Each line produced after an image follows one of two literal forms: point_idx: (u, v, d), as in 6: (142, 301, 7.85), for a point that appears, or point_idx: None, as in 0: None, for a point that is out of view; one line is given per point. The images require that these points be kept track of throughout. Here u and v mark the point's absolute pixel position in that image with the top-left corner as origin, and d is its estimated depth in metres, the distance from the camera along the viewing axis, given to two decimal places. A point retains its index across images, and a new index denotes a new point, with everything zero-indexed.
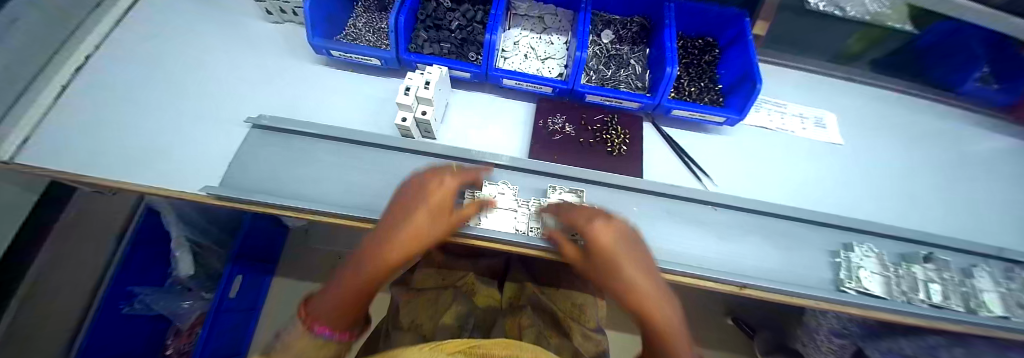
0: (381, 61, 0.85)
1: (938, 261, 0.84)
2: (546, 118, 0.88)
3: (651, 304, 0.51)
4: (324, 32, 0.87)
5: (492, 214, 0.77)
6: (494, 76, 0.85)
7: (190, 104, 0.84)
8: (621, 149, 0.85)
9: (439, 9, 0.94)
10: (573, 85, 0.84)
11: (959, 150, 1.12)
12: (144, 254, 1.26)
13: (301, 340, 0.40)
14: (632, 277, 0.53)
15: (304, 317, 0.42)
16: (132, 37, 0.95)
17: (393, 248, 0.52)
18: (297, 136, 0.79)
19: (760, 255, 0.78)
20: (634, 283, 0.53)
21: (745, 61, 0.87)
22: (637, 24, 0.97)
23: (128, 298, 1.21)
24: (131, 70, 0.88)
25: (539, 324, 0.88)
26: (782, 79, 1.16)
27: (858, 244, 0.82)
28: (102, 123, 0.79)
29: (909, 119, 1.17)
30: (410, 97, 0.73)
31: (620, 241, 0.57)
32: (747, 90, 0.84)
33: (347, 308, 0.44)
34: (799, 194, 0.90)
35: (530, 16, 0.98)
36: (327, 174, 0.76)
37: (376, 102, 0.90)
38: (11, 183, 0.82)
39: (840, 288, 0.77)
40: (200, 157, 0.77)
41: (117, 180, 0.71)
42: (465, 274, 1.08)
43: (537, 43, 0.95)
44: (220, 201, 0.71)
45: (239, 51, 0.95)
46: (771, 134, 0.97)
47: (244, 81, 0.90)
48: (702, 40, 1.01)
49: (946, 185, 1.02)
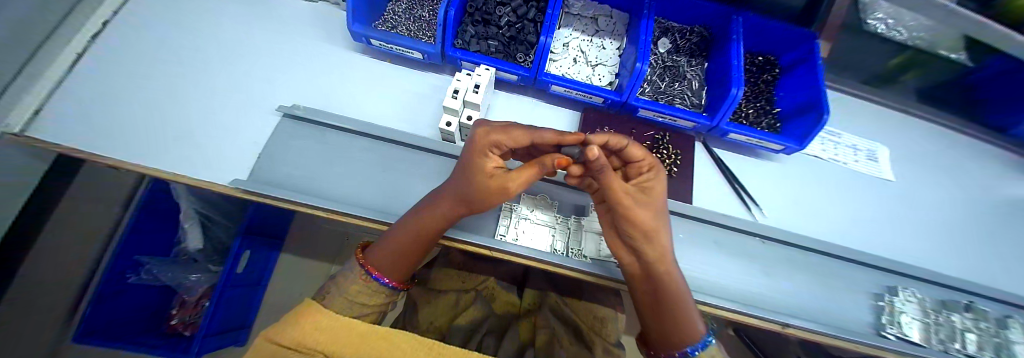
0: (423, 55, 0.79)
1: (979, 311, 0.81)
2: (592, 130, 0.84)
3: (672, 279, 0.50)
4: (364, 18, 0.81)
5: (531, 229, 0.73)
6: (543, 82, 0.79)
7: (215, 83, 0.79)
8: (672, 171, 0.81)
9: (490, 2, 0.89)
10: (627, 99, 0.79)
11: (1003, 193, 1.09)
12: (154, 222, 1.20)
13: (355, 284, 0.54)
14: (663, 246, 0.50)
15: (362, 262, 0.56)
16: (153, 3, 0.88)
17: (433, 223, 0.56)
18: (331, 131, 0.74)
19: (804, 294, 0.76)
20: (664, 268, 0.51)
21: (811, 88, 0.82)
22: (697, 34, 0.93)
23: (135, 268, 1.14)
24: (150, 40, 0.82)
25: (556, 327, 0.86)
26: (835, 103, 1.10)
27: (902, 288, 0.80)
28: (118, 97, 0.73)
29: (958, 157, 1.13)
30: (458, 101, 0.69)
31: (654, 213, 0.50)
32: (811, 119, 0.79)
33: (393, 263, 0.55)
34: (844, 230, 0.87)
35: (583, 16, 0.93)
36: (361, 174, 0.71)
37: (414, 97, 0.84)
38: (30, 153, 0.78)
39: (880, 333, 0.76)
40: (227, 145, 0.71)
41: (137, 163, 0.66)
42: (486, 279, 1.02)
43: (588, 46, 0.90)
44: (247, 195, 0.66)
45: (269, 29, 0.89)
46: (822, 163, 0.94)
47: (275, 62, 0.84)
48: (762, 58, 0.97)
49: (986, 230, 1.00)
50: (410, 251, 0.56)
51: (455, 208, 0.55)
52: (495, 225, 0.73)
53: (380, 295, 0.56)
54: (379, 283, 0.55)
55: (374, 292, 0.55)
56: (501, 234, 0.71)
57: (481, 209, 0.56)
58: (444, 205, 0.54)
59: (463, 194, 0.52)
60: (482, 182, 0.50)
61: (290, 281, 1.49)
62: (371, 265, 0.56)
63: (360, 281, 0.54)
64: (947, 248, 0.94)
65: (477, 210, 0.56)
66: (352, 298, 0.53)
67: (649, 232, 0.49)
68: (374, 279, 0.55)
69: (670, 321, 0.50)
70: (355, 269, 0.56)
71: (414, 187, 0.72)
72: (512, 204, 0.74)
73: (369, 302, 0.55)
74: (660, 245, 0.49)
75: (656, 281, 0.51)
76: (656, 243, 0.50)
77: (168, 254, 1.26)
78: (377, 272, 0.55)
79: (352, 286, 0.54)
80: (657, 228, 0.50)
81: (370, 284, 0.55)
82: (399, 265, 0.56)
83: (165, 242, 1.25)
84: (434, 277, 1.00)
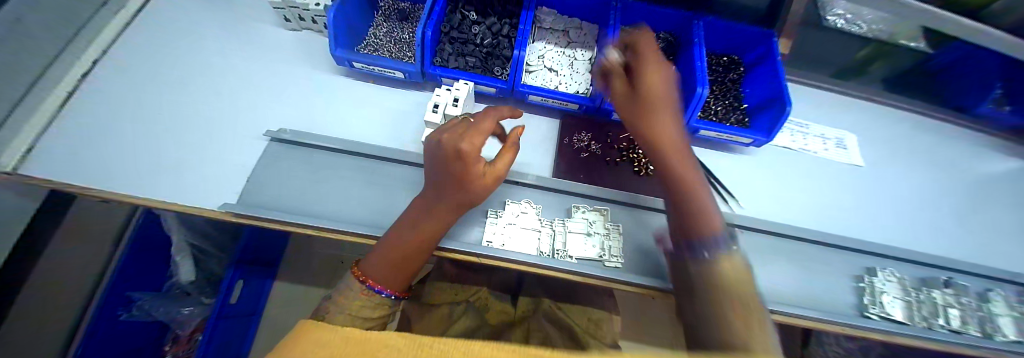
0: (404, 74, 0.84)
1: (957, 286, 0.83)
2: (571, 135, 0.89)
3: (676, 156, 0.63)
4: (346, 42, 0.86)
5: (517, 234, 0.75)
6: (520, 92, 0.84)
7: (204, 112, 0.82)
8: (648, 169, 0.86)
9: (465, 22, 0.94)
10: (600, 104, 0.84)
11: (972, 170, 1.13)
12: (145, 253, 1.17)
13: (357, 299, 0.55)
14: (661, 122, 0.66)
15: (359, 276, 0.56)
16: (142, 42, 0.92)
17: (430, 226, 0.58)
18: (318, 151, 0.77)
19: (786, 279, 0.78)
20: (668, 144, 0.65)
21: (773, 83, 0.88)
22: (663, 40, 0.98)
23: (127, 305, 1.11)
24: (140, 76, 0.85)
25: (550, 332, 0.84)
26: (804, 97, 1.15)
27: (881, 268, 0.83)
28: (110, 131, 0.76)
29: (926, 139, 1.17)
30: (438, 115, 0.73)
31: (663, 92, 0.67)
32: (775, 112, 0.84)
33: (392, 274, 0.56)
34: (820, 216, 0.90)
35: (555, 29, 0.99)
36: (348, 191, 0.74)
37: (397, 114, 0.87)
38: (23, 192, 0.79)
39: (864, 314, 0.78)
40: (217, 171, 0.74)
41: (127, 194, 0.68)
42: (478, 290, 1.01)
43: (561, 57, 0.95)
44: (238, 219, 0.68)
45: (255, 58, 0.93)
46: (793, 154, 0.98)
47: (262, 88, 0.88)
48: (727, 58, 1.02)
49: (958, 209, 1.03)
50: (409, 261, 0.57)
51: (454, 212, 0.59)
52: (481, 232, 0.75)
53: (381, 306, 0.57)
54: (381, 295, 0.56)
55: (375, 305, 0.56)
56: (488, 240, 0.73)
57: (460, 202, 0.58)
58: (434, 203, 0.58)
59: (456, 198, 0.57)
60: (472, 178, 0.55)
61: (284, 307, 1.46)
62: (370, 278, 0.56)
63: (362, 296, 0.55)
64: (921, 226, 0.97)
65: (456, 201, 0.57)
66: (356, 312, 0.54)
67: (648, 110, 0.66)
68: (377, 293, 0.55)
69: (693, 213, 0.57)
70: (354, 285, 0.56)
71: (400, 200, 0.74)
72: (497, 211, 0.76)
73: (371, 316, 0.56)
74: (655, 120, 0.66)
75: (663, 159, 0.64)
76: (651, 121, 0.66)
77: (161, 288, 1.24)
78: (378, 285, 0.56)
79: (356, 302, 0.54)
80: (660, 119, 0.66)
81: (371, 297, 0.55)
82: (395, 276, 0.57)
83: (154, 269, 1.21)
84: (427, 291, 0.99)
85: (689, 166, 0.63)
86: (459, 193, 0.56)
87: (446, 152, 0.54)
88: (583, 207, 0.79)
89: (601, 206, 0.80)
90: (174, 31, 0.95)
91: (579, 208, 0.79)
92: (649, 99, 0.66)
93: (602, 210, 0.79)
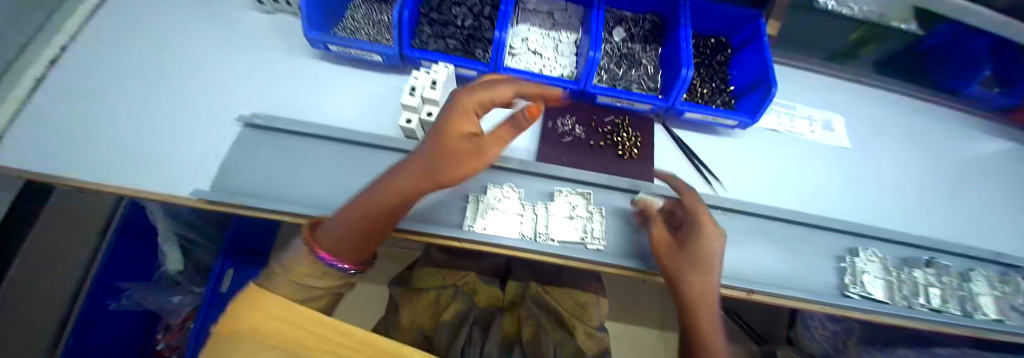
0: (382, 57, 0.82)
1: (938, 266, 0.84)
2: (555, 119, 0.88)
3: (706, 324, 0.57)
4: (321, 25, 0.83)
5: (500, 218, 0.74)
6: (502, 75, 0.83)
7: (177, 98, 0.80)
8: (633, 153, 0.85)
9: (445, 4, 0.92)
10: (585, 86, 0.83)
11: (958, 152, 1.13)
12: (131, 241, 1.16)
13: (300, 264, 0.46)
14: (707, 280, 0.58)
15: (310, 241, 0.48)
16: (112, 27, 0.89)
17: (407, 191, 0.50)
18: (294, 137, 0.75)
19: (767, 260, 0.78)
20: (700, 295, 0.58)
21: (759, 64, 0.87)
22: (649, 22, 0.96)
23: (115, 294, 1.11)
24: (110, 62, 0.83)
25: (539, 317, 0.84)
26: (793, 79, 1.13)
27: (863, 249, 0.83)
28: (79, 118, 0.73)
29: (914, 121, 1.16)
30: (416, 98, 0.71)
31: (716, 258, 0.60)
32: (761, 93, 0.84)
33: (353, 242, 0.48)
34: (804, 197, 0.90)
35: (539, 11, 0.97)
36: (325, 177, 0.72)
37: (377, 99, 0.85)
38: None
39: (845, 293, 0.78)
40: (191, 158, 0.72)
41: (98, 182, 0.66)
42: (466, 274, 1.00)
43: (544, 39, 0.93)
44: (215, 206, 0.67)
45: (229, 43, 0.91)
46: (779, 136, 0.98)
47: (236, 74, 0.85)
48: (714, 40, 1.01)
49: (944, 190, 1.03)
50: (375, 228, 0.50)
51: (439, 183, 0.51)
52: (463, 216, 0.74)
53: (327, 276, 0.48)
54: (329, 264, 0.47)
55: (323, 275, 0.48)
56: (470, 224, 0.72)
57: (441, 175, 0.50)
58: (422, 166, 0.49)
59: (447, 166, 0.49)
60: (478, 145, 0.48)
61: None
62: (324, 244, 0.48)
63: (306, 262, 0.46)
64: (905, 207, 0.97)
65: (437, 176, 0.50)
66: (299, 281, 0.45)
67: (696, 263, 0.59)
68: (324, 261, 0.46)
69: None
70: (301, 250, 0.47)
71: None
72: (480, 195, 0.75)
73: (315, 286, 0.47)
74: (704, 281, 0.58)
75: (692, 311, 0.58)
76: (700, 277, 0.59)
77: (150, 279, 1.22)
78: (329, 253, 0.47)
79: (298, 268, 0.46)
80: (704, 278, 0.59)
81: (317, 267, 0.47)
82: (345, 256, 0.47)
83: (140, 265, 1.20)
84: (416, 277, 0.99)
85: (712, 328, 0.57)
86: (457, 158, 0.48)
87: (463, 108, 0.49)
88: (566, 191, 0.79)
89: (585, 189, 0.80)
90: (145, 16, 0.92)
91: (562, 192, 0.78)
92: (702, 256, 0.59)
93: (586, 194, 0.79)
